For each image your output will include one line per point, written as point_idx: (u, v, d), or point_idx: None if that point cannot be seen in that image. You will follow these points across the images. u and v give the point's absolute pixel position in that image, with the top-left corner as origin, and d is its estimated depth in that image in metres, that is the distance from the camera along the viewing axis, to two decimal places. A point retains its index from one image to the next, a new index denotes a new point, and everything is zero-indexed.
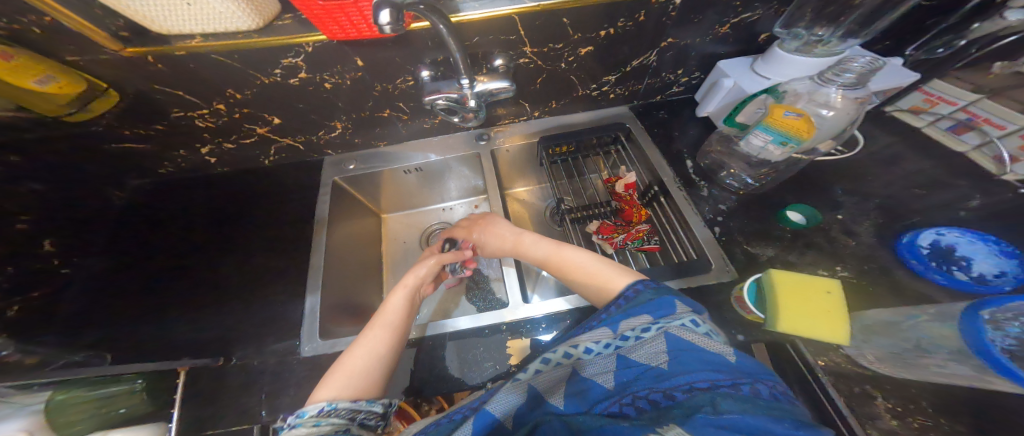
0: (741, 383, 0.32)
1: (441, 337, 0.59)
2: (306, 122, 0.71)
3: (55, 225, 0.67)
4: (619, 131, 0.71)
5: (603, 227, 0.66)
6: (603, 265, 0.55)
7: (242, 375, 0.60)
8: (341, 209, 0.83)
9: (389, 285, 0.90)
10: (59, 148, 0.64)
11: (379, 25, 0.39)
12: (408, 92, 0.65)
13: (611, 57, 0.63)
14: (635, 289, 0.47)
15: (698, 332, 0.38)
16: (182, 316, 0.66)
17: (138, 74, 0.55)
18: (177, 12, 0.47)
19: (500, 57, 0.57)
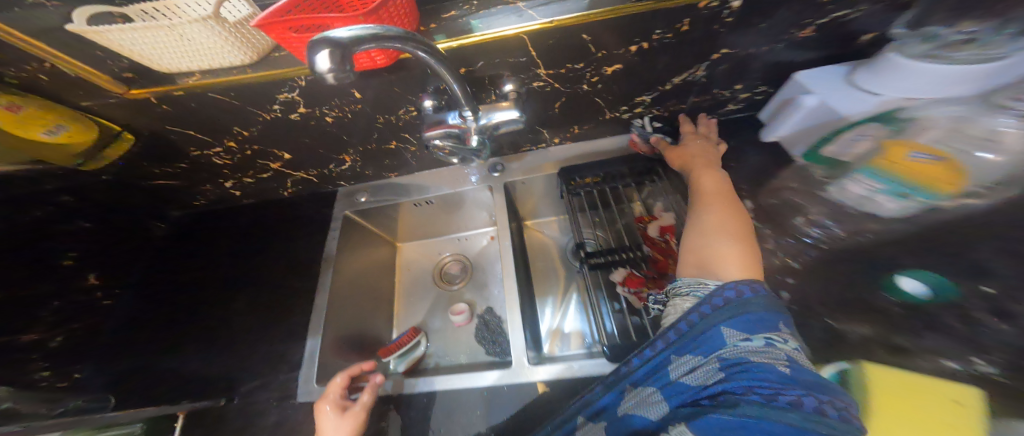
0: (789, 393, 0.27)
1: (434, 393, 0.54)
2: (314, 156, 0.69)
3: (99, 257, 0.68)
4: (656, 166, 0.64)
5: (629, 278, 0.57)
6: (723, 239, 0.44)
7: (239, 421, 0.57)
8: (350, 242, 0.80)
9: (399, 320, 0.86)
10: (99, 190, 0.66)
11: (317, 71, 0.29)
12: (413, 122, 0.60)
13: (643, 73, 0.53)
14: (737, 288, 0.36)
15: (755, 346, 0.32)
16: (193, 352, 0.65)
17: (150, 114, 0.56)
18: (171, 50, 0.46)
19: (510, 82, 0.50)
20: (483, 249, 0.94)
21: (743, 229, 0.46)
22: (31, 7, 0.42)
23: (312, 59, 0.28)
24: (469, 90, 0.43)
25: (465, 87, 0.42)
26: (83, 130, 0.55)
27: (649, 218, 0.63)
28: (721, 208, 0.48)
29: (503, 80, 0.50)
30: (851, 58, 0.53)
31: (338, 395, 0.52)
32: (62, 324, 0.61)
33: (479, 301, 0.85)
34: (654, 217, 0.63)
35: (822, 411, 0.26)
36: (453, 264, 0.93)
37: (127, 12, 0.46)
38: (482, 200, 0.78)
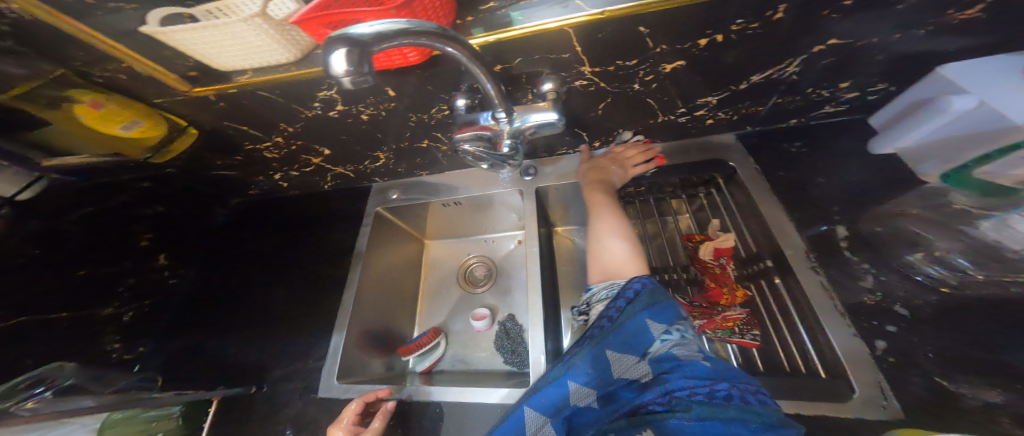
0: (717, 386, 0.34)
1: (453, 405, 0.52)
2: (351, 153, 0.70)
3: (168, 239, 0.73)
4: (715, 181, 0.58)
5: None
6: (618, 246, 0.52)
7: (266, 407, 0.58)
8: (381, 238, 0.80)
9: (421, 319, 0.86)
10: (169, 181, 0.71)
11: (333, 73, 0.27)
12: (445, 121, 0.58)
13: (708, 70, 0.46)
14: (634, 288, 0.45)
15: (676, 341, 0.39)
16: (230, 336, 0.67)
17: (205, 109, 0.58)
18: (227, 50, 0.47)
19: (549, 80, 0.45)
20: (507, 252, 0.92)
21: (624, 224, 0.55)
22: (110, 11, 0.44)
23: (327, 60, 0.26)
24: (503, 90, 0.40)
25: (499, 87, 0.39)
26: (152, 126, 0.59)
27: (700, 237, 0.57)
28: (618, 214, 0.57)
29: (542, 78, 0.45)
30: (985, 53, 0.42)
31: (350, 422, 0.50)
32: (136, 300, 0.65)
33: (502, 307, 0.83)
34: (705, 236, 0.57)
35: (748, 399, 0.32)
36: (478, 267, 0.92)
37: (194, 12, 0.46)
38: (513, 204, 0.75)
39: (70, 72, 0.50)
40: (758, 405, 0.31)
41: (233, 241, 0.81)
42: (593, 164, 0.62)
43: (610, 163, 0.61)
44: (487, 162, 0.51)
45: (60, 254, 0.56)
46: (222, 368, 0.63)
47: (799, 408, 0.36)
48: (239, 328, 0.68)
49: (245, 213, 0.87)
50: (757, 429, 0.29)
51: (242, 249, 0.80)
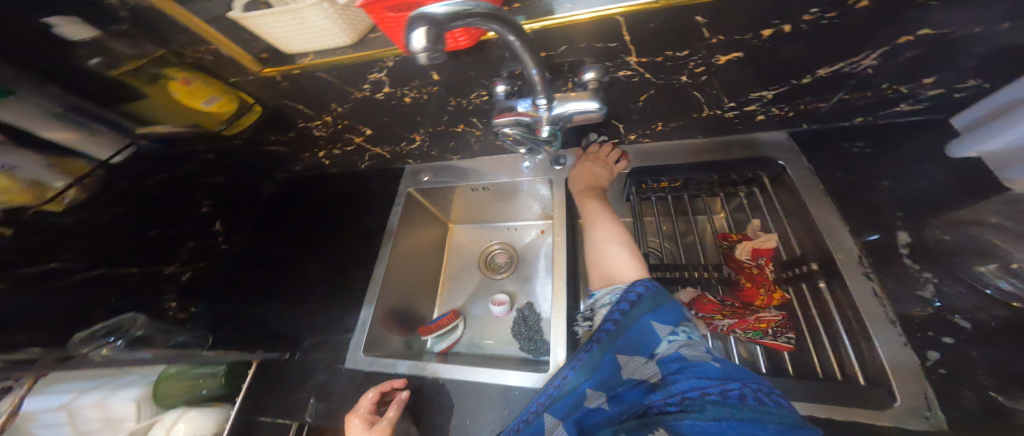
0: (729, 387, 0.34)
1: (471, 384, 0.56)
2: (388, 134, 0.72)
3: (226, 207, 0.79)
4: (758, 179, 0.55)
5: (700, 302, 0.49)
6: (617, 249, 0.53)
7: (301, 372, 0.63)
8: (410, 219, 0.83)
9: (442, 300, 0.90)
10: (230, 155, 0.76)
11: (412, 50, 0.29)
12: (483, 107, 0.59)
13: (767, 62, 0.44)
14: (637, 292, 0.45)
15: (683, 341, 0.40)
16: (274, 302, 0.72)
17: (261, 89, 0.62)
18: (296, 33, 0.48)
19: (591, 69, 0.45)
20: (530, 241, 0.93)
21: (617, 222, 0.57)
22: None
23: (408, 37, 0.28)
24: (546, 78, 0.40)
25: (544, 75, 0.39)
26: (231, 101, 0.62)
27: (738, 237, 0.54)
28: (612, 218, 0.58)
29: (586, 67, 0.45)
30: None
31: (367, 410, 0.53)
32: (192, 262, 0.72)
33: (521, 295, 0.85)
34: (744, 236, 0.54)
35: (761, 398, 0.33)
36: (499, 254, 0.94)
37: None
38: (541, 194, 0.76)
39: (168, 53, 0.54)
40: (771, 404, 0.32)
41: (277, 213, 0.86)
42: (583, 171, 0.64)
43: (597, 169, 0.63)
44: (526, 146, 0.52)
45: (131, 215, 0.63)
46: (265, 331, 0.68)
47: (831, 412, 0.36)
48: (279, 295, 0.73)
49: (291, 188, 0.91)
50: (774, 430, 0.29)
51: (282, 221, 0.84)
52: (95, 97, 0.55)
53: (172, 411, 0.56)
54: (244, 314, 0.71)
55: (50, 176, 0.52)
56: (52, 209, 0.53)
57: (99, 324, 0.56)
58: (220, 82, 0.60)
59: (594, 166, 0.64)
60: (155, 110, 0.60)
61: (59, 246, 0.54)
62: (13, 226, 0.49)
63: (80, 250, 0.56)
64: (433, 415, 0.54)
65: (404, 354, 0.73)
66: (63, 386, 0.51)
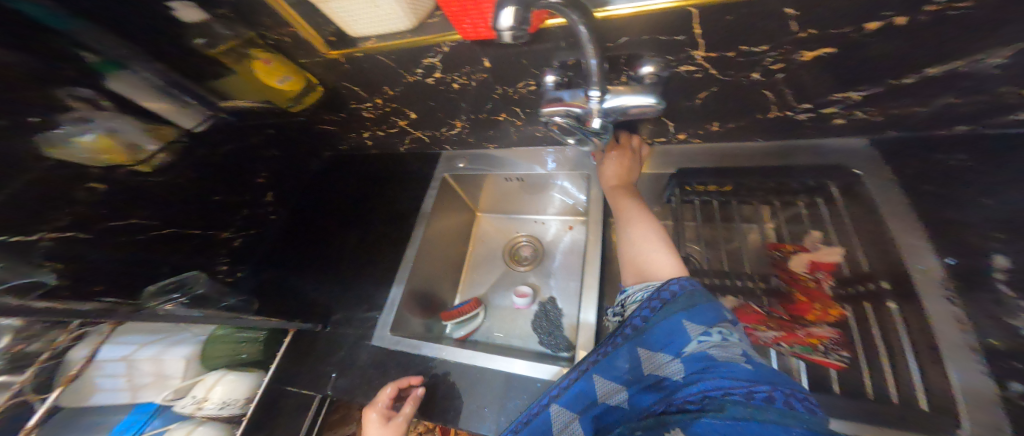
0: (757, 390, 0.32)
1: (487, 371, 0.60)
2: (431, 119, 0.75)
3: (280, 179, 0.85)
4: (826, 186, 0.51)
5: (745, 312, 0.49)
6: (653, 245, 0.50)
7: (330, 343, 0.68)
8: (443, 204, 0.86)
9: (464, 287, 0.91)
10: (285, 130, 0.80)
11: (498, 28, 0.34)
12: (527, 97, 0.60)
13: (847, 67, 0.42)
14: (671, 289, 0.42)
15: (714, 342, 0.37)
16: (312, 274, 0.77)
17: (323, 68, 0.65)
18: (363, 16, 0.52)
19: (649, 64, 0.44)
20: (557, 235, 0.92)
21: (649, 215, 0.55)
22: None
23: (497, 15, 0.33)
24: (603, 67, 0.40)
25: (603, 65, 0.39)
26: (300, 81, 0.68)
27: (793, 247, 0.52)
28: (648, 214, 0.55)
29: (644, 61, 0.44)
30: None
31: (385, 404, 0.57)
32: (243, 229, 0.76)
33: (543, 288, 0.85)
34: (804, 246, 0.51)
35: (789, 403, 0.31)
36: (525, 246, 0.94)
37: None
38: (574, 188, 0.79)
39: (257, 36, 0.58)
40: (800, 412, 0.30)
41: (319, 189, 0.91)
42: (613, 162, 0.61)
43: (628, 162, 0.61)
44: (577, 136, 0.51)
45: (197, 181, 0.66)
46: (299, 302, 0.73)
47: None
48: (317, 267, 0.78)
49: (333, 167, 0.95)
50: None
51: (323, 198, 0.89)
52: (187, 72, 0.58)
53: (214, 372, 0.61)
54: (283, 284, 0.76)
55: (146, 140, 0.56)
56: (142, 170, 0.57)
57: (172, 277, 0.64)
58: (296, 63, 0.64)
59: (624, 159, 0.61)
60: (235, 86, 0.64)
61: (143, 205, 0.58)
62: (106, 183, 0.53)
63: (156, 210, 0.61)
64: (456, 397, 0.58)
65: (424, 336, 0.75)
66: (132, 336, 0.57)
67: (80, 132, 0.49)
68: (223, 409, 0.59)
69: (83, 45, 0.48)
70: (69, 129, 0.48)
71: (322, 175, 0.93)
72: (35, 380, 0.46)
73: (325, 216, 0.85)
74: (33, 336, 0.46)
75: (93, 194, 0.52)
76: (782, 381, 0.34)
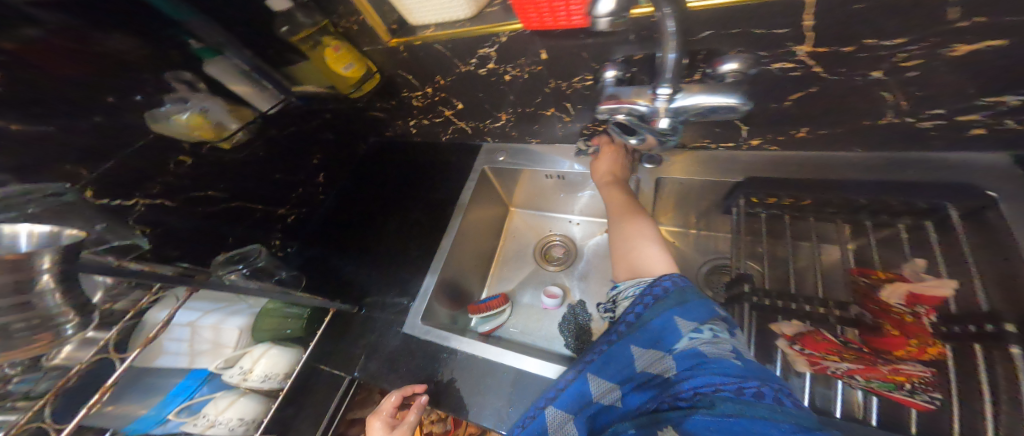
0: (745, 386, 0.36)
1: (495, 368, 0.62)
2: (478, 110, 0.75)
3: (332, 162, 0.92)
4: (943, 208, 0.43)
5: (809, 339, 0.46)
6: (646, 245, 0.56)
7: (364, 324, 0.74)
8: (480, 196, 0.86)
9: (492, 282, 0.90)
10: (341, 116, 0.88)
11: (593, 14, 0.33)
12: (581, 92, 0.58)
13: (981, 77, 0.35)
14: (662, 285, 0.47)
15: (704, 339, 0.41)
16: (355, 257, 0.83)
17: (381, 53, 0.66)
18: (427, 4, 0.53)
19: (732, 61, 0.39)
20: (593, 237, 0.90)
21: (640, 214, 0.61)
22: None
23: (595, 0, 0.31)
24: (683, 62, 0.36)
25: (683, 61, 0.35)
26: (363, 69, 0.69)
27: (880, 275, 0.46)
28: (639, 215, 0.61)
29: (726, 57, 0.39)
30: None
31: (388, 412, 0.61)
32: (299, 206, 0.86)
33: (574, 291, 0.83)
34: (897, 273, 0.45)
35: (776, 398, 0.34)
36: (557, 246, 0.92)
37: None
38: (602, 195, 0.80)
39: (330, 23, 0.62)
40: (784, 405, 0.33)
41: (364, 176, 0.96)
42: (601, 163, 0.69)
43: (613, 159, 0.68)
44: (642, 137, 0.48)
45: (251, 160, 0.73)
46: (341, 283, 0.79)
47: None
48: (360, 250, 0.84)
49: (379, 154, 0.99)
50: (786, 429, 0.31)
51: (366, 185, 0.94)
52: (270, 61, 0.69)
53: (260, 344, 0.63)
54: (327, 265, 0.83)
55: (230, 120, 0.66)
56: (222, 147, 0.67)
57: (238, 250, 0.71)
58: (357, 50, 0.67)
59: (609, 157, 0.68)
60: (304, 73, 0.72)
61: (216, 179, 0.68)
62: (192, 157, 0.63)
63: (229, 184, 0.70)
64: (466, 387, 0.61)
65: (449, 328, 0.75)
66: (197, 304, 0.59)
67: (178, 111, 0.59)
68: (264, 382, 0.62)
69: (190, 34, 0.58)
70: (170, 108, 0.58)
71: (367, 162, 0.99)
72: (120, 336, 0.49)
73: (367, 205, 0.90)
74: (121, 294, 0.47)
75: (181, 168, 0.61)
76: (770, 375, 0.38)
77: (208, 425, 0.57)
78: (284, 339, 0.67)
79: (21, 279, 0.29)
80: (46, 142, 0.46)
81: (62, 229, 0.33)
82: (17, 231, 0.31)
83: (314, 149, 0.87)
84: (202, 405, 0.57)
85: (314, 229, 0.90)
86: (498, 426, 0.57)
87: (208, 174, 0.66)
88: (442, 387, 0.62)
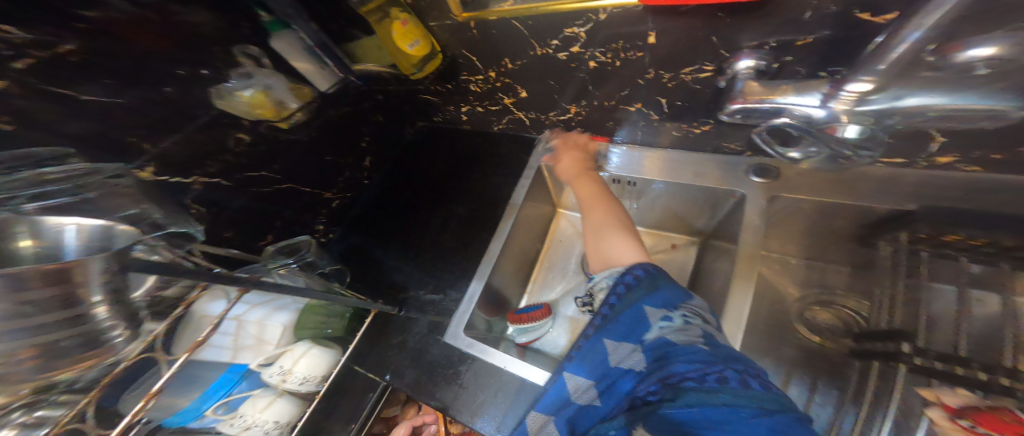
0: (710, 373, 0.33)
1: (531, 389, 0.56)
2: (544, 101, 0.67)
3: (378, 148, 0.88)
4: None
5: (984, 419, 0.34)
6: (618, 235, 0.54)
7: (403, 326, 0.69)
8: (534, 194, 0.78)
9: (534, 288, 0.82)
10: (392, 97, 0.84)
11: None
12: (690, 86, 0.49)
13: None
14: (634, 275, 0.44)
15: (673, 327, 0.38)
16: (395, 251, 0.77)
17: (451, 30, 0.60)
18: None
19: (989, 47, 0.24)
20: None
21: (611, 205, 0.60)
22: None
23: None
24: (912, 55, 0.28)
25: (927, 45, 0.27)
26: (428, 47, 0.63)
27: None
28: (609, 206, 0.59)
29: (976, 38, 0.25)
30: None
31: None
32: (343, 192, 0.83)
33: None
34: None
35: (744, 381, 0.32)
36: None
37: None
38: (684, 207, 0.67)
39: None
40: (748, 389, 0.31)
41: (408, 164, 0.90)
42: (577, 158, 0.68)
43: (587, 155, 0.68)
44: (809, 149, 0.42)
45: (302, 144, 0.71)
46: (380, 278, 0.74)
47: None
48: (400, 243, 0.78)
49: (426, 141, 0.93)
50: (749, 415, 0.29)
51: (410, 174, 0.89)
52: (332, 35, 0.68)
53: (301, 343, 0.58)
54: (365, 257, 0.78)
55: (291, 100, 0.64)
56: (281, 126, 0.65)
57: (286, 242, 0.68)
58: (424, 26, 0.61)
59: (573, 149, 0.69)
60: (365, 48, 0.71)
61: (268, 160, 0.65)
62: (251, 133, 0.61)
63: (283, 165, 0.68)
64: (479, 394, 0.58)
65: (486, 337, 0.67)
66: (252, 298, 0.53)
67: (241, 88, 0.57)
68: (302, 384, 0.58)
69: (261, 5, 0.59)
70: (235, 83, 0.58)
71: (411, 149, 0.93)
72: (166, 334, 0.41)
73: (408, 196, 0.85)
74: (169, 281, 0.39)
75: (241, 145, 0.60)
76: (741, 356, 0.36)
77: (244, 428, 0.52)
78: (323, 340, 0.63)
79: (65, 293, 0.24)
80: (109, 114, 0.44)
81: (113, 225, 0.28)
82: (63, 225, 0.26)
83: (363, 132, 0.82)
84: (241, 402, 0.51)
85: (353, 217, 0.85)
86: None
87: (264, 151, 0.64)
88: (467, 411, 0.57)
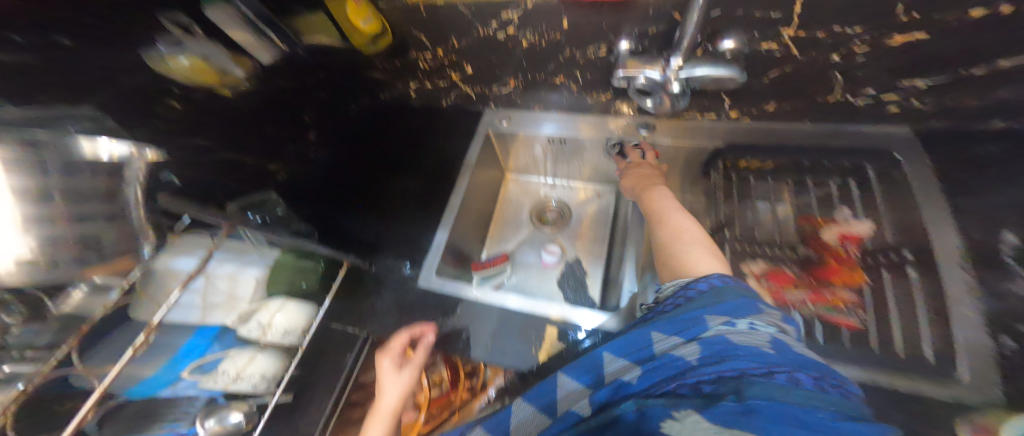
0: (777, 372, 0.30)
1: (494, 310, 0.70)
2: (486, 76, 0.79)
3: (329, 123, 0.92)
4: (863, 170, 0.59)
5: (774, 275, 0.58)
6: (697, 249, 0.55)
7: (376, 280, 0.77)
8: (484, 157, 0.90)
9: (491, 243, 0.96)
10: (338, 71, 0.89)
11: None
12: (593, 62, 0.66)
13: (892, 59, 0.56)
14: (711, 283, 0.46)
15: (737, 331, 0.37)
16: (359, 216, 0.84)
17: (398, 12, 0.70)
18: None
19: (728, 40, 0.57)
20: (584, 201, 0.98)
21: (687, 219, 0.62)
22: None
23: None
24: (694, 41, 0.49)
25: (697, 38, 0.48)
26: (380, 25, 0.72)
27: (828, 223, 0.59)
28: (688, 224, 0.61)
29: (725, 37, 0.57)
30: None
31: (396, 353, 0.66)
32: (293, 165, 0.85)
33: (569, 249, 0.92)
34: (836, 221, 0.58)
35: (813, 385, 0.30)
36: (552, 210, 0.99)
37: None
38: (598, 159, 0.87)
39: None
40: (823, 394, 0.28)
41: (363, 136, 0.96)
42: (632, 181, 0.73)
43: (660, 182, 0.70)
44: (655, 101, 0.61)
45: (252, 114, 0.73)
46: (347, 238, 0.81)
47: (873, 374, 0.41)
48: (364, 204, 0.86)
49: (377, 114, 1.00)
50: (828, 416, 0.26)
51: (366, 145, 0.95)
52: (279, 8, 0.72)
53: (276, 299, 0.64)
54: (332, 222, 0.83)
55: (230, 65, 0.67)
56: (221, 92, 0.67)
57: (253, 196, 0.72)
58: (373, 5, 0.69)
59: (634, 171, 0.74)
60: (309, 25, 0.78)
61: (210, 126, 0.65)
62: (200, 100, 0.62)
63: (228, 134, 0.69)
64: (460, 325, 0.70)
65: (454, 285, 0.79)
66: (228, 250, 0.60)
67: (176, 54, 0.58)
68: (285, 336, 0.64)
69: None
70: (168, 50, 0.57)
71: (364, 121, 0.99)
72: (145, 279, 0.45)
73: (369, 165, 0.92)
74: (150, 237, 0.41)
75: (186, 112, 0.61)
76: (822, 372, 0.33)
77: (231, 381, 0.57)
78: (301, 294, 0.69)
79: None
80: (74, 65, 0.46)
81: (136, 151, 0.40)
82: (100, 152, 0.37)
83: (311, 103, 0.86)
84: (215, 363, 0.55)
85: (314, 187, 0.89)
86: (504, 360, 0.66)
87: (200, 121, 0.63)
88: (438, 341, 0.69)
